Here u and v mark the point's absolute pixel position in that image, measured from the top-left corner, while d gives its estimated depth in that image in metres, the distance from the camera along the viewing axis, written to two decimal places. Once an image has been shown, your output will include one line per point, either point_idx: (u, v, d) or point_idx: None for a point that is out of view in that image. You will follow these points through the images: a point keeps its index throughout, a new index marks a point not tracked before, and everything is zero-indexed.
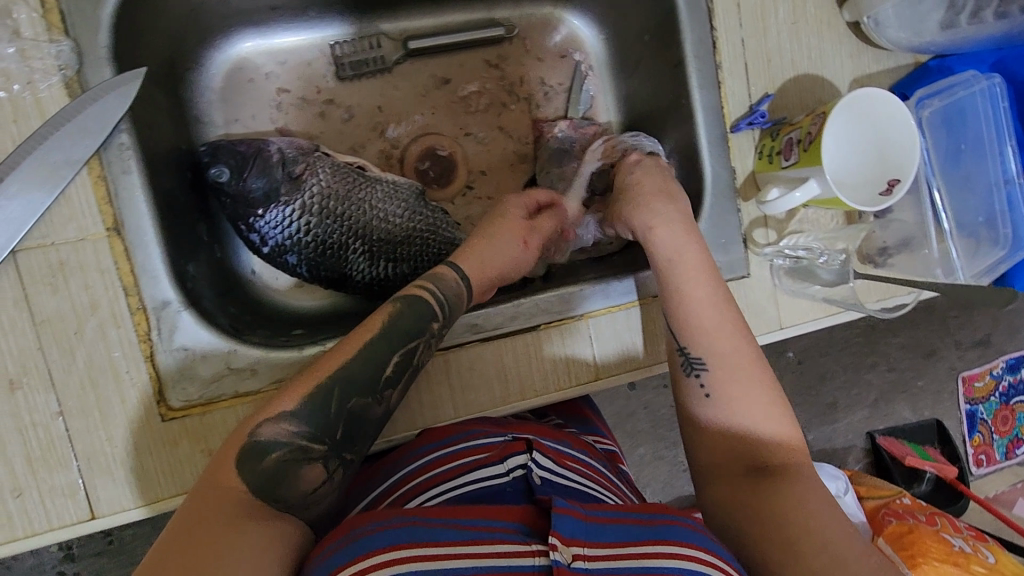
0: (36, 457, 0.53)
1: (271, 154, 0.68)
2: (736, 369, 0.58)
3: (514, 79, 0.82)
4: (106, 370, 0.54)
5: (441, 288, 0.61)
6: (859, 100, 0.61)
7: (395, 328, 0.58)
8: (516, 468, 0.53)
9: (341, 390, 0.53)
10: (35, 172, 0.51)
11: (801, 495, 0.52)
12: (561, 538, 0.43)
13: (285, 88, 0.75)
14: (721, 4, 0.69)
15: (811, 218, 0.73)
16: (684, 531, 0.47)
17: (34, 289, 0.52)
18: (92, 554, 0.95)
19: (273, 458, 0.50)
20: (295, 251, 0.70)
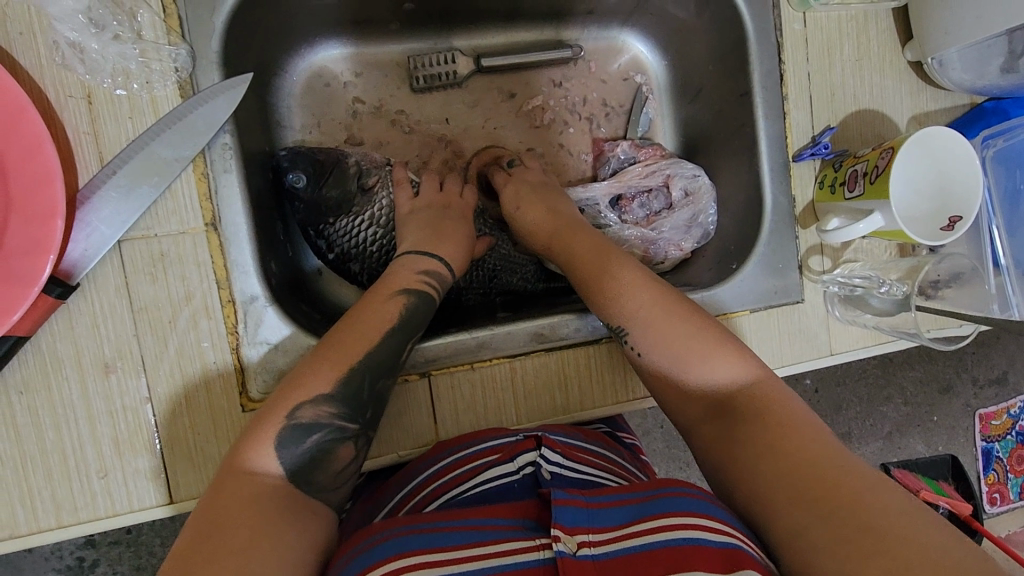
0: (123, 440, 0.55)
1: (347, 166, 0.71)
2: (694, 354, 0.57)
3: (577, 98, 0.85)
4: (195, 360, 0.56)
5: (441, 285, 0.64)
6: (928, 138, 0.63)
7: (411, 322, 0.60)
8: (526, 465, 0.54)
9: (372, 375, 0.56)
10: (145, 167, 0.54)
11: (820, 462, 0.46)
12: (563, 528, 0.44)
13: (360, 97, 0.78)
14: (790, 39, 0.72)
15: (865, 248, 0.75)
16: (690, 500, 0.46)
17: (135, 277, 0.55)
18: (111, 542, 0.96)
19: (311, 441, 0.52)
20: (359, 260, 0.72)
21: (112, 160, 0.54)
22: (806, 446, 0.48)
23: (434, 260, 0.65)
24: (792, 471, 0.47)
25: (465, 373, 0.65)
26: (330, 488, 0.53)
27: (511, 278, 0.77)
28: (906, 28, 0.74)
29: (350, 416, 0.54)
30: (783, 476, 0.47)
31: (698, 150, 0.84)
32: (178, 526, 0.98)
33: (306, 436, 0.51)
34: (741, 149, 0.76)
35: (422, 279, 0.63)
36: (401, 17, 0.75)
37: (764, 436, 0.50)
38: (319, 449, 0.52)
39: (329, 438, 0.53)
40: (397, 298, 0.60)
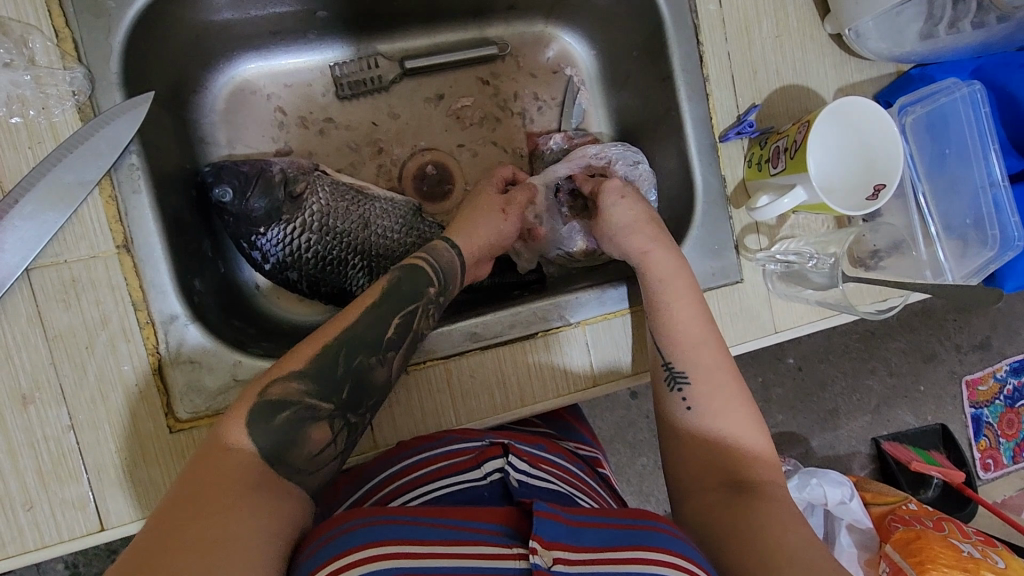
0: (47, 470, 0.55)
1: (273, 174, 0.70)
2: (713, 386, 0.61)
3: (508, 94, 0.84)
4: (116, 383, 0.56)
5: (439, 262, 0.64)
6: (846, 108, 0.64)
7: (399, 295, 0.60)
8: (493, 473, 0.53)
9: (346, 354, 0.55)
10: (49, 194, 0.54)
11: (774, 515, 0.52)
12: (541, 541, 0.42)
13: (285, 110, 0.77)
14: (707, 20, 0.72)
15: (801, 224, 0.74)
16: (666, 538, 0.46)
17: (47, 305, 0.54)
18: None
19: (280, 418, 0.50)
20: (296, 267, 0.71)
21: (14, 189, 0.53)
22: (769, 516, 0.52)
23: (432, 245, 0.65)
24: (752, 523, 0.51)
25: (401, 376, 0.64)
26: (305, 471, 0.51)
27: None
28: (823, 1, 0.74)
29: (326, 395, 0.53)
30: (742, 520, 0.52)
31: (633, 137, 0.83)
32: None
33: (275, 411, 0.51)
34: (671, 133, 0.76)
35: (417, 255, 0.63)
36: (318, 25, 0.74)
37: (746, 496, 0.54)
38: (293, 431, 0.51)
39: (301, 417, 0.51)
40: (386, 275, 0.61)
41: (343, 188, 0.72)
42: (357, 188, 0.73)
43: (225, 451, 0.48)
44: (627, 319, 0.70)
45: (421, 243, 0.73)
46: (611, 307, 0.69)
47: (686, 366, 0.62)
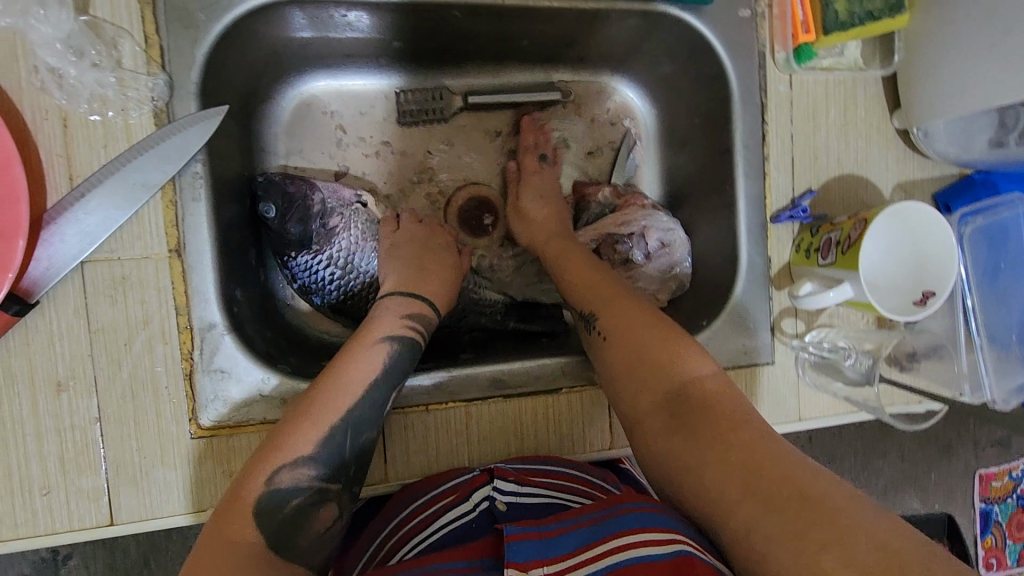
0: (69, 458, 0.56)
1: (312, 204, 0.70)
2: (618, 308, 0.62)
3: (563, 141, 0.85)
4: (147, 383, 0.57)
5: (426, 331, 0.64)
6: (901, 211, 0.63)
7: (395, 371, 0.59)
8: (481, 502, 0.54)
9: (354, 432, 0.55)
10: (113, 193, 0.55)
11: (742, 441, 0.47)
12: (517, 567, 0.43)
13: (346, 128, 0.78)
14: (775, 100, 0.72)
15: (842, 315, 0.73)
16: (645, 515, 0.45)
17: (95, 299, 0.55)
18: None
19: (291, 505, 0.50)
20: (320, 295, 0.72)
21: (82, 183, 0.55)
22: (741, 440, 0.47)
23: (418, 308, 0.64)
24: (749, 459, 0.45)
25: (421, 414, 0.64)
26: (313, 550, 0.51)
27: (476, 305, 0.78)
28: (894, 95, 0.74)
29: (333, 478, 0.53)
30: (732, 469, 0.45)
31: (681, 201, 0.83)
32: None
33: (288, 498, 0.50)
34: (720, 205, 0.75)
35: (407, 326, 0.62)
36: (390, 52, 0.76)
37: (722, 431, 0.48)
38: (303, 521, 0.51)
39: (309, 500, 0.52)
40: (381, 346, 0.60)
41: (374, 229, 0.74)
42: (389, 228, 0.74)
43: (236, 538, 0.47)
44: None
45: None
46: None
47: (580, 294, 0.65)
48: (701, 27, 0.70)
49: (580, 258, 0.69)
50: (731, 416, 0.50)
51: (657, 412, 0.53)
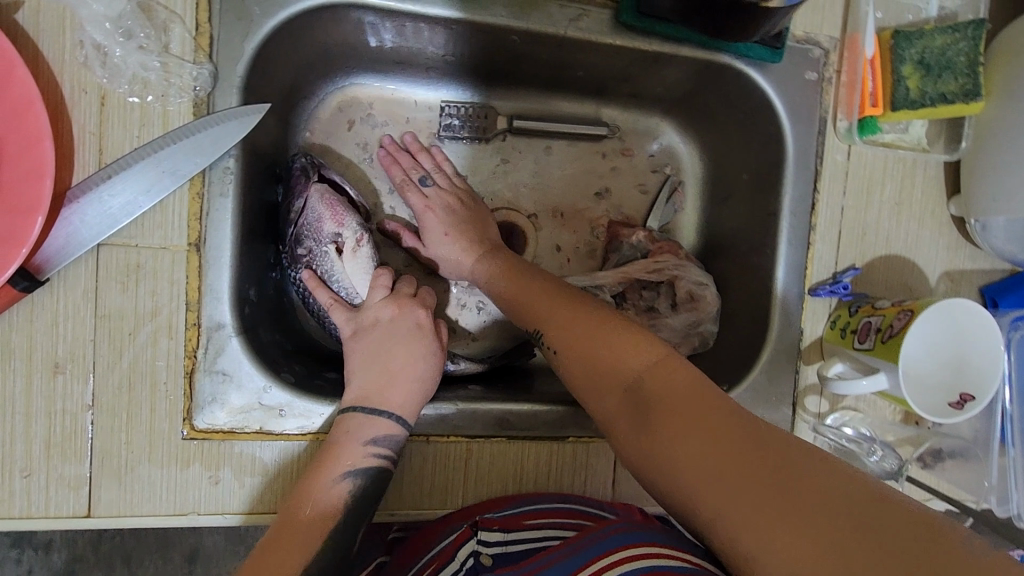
0: (54, 443, 0.54)
1: (293, 215, 0.64)
2: (556, 305, 0.57)
3: (604, 177, 0.82)
4: (146, 376, 0.55)
5: (394, 450, 0.57)
6: (950, 308, 0.59)
7: (359, 508, 0.55)
8: (466, 559, 0.52)
9: None
10: (140, 178, 0.53)
11: (702, 422, 0.43)
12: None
13: (384, 136, 0.76)
14: (830, 169, 0.69)
15: (869, 400, 0.69)
16: (610, 540, 0.49)
17: (106, 284, 0.54)
18: None
19: None
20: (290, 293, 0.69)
21: (110, 165, 0.53)
22: (706, 422, 0.43)
23: (381, 427, 0.56)
24: (722, 441, 0.41)
25: (420, 444, 0.61)
26: None
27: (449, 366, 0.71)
28: (953, 181, 0.71)
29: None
30: (704, 455, 0.41)
31: (715, 255, 0.80)
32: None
33: None
34: (757, 268, 0.72)
35: (369, 455, 0.55)
36: (440, 65, 0.74)
37: (682, 418, 0.44)
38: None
39: None
40: (342, 486, 0.54)
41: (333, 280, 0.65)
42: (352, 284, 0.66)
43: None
44: None
45: None
46: None
47: (513, 295, 0.61)
48: (765, 85, 0.68)
49: (518, 270, 0.63)
50: (688, 395, 0.45)
51: (614, 410, 0.49)
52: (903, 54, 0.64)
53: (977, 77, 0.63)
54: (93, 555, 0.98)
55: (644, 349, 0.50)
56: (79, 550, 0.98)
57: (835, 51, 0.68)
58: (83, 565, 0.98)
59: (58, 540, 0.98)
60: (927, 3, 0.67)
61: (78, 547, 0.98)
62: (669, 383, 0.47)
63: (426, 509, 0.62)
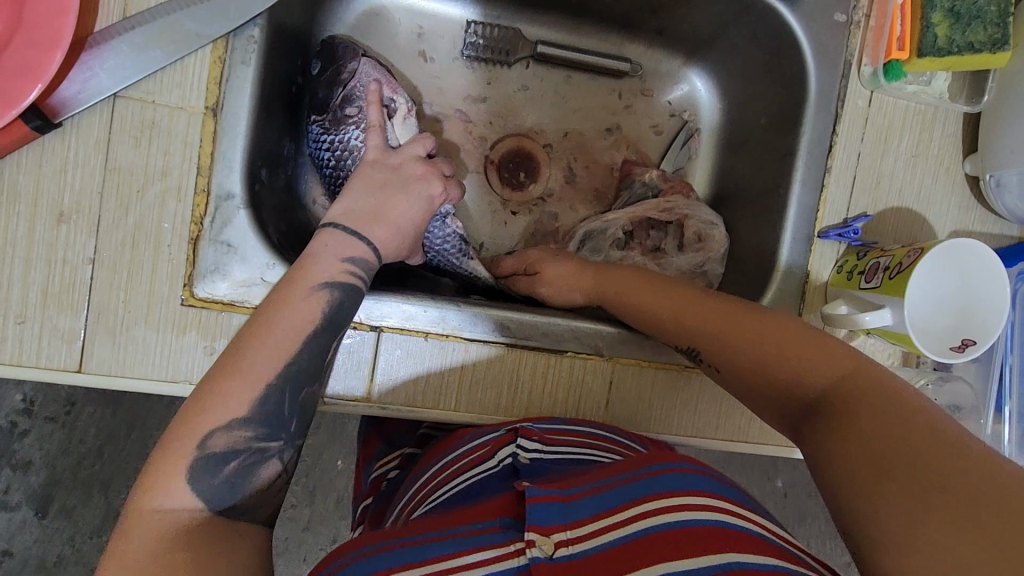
0: (52, 293, 0.53)
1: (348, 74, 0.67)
2: (707, 313, 0.55)
3: (622, 114, 0.82)
4: (150, 237, 0.54)
5: (368, 273, 0.57)
6: (955, 250, 0.59)
7: (337, 318, 0.54)
8: (505, 457, 0.54)
9: (292, 391, 0.50)
10: (164, 32, 0.53)
11: (868, 422, 0.43)
12: (538, 530, 0.42)
13: (429, 58, 0.77)
14: (850, 114, 0.69)
15: (869, 348, 0.68)
16: (668, 479, 0.46)
17: (119, 137, 0.53)
18: (45, 418, 0.98)
19: (227, 469, 0.47)
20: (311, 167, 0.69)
21: (136, 16, 0.53)
22: (875, 423, 0.42)
23: (360, 246, 0.56)
24: (886, 442, 0.41)
25: (418, 340, 0.61)
26: (261, 507, 0.49)
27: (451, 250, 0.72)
28: (972, 139, 0.71)
29: (271, 433, 0.49)
30: (861, 451, 0.42)
31: (726, 203, 0.80)
32: (114, 423, 0.99)
33: (220, 466, 0.46)
34: (769, 210, 0.72)
35: (347, 269, 0.55)
36: None
37: (847, 418, 0.44)
38: (240, 475, 0.47)
39: (249, 461, 0.48)
40: (319, 294, 0.53)
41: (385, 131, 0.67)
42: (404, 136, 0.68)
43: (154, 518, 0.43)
44: (650, 372, 0.66)
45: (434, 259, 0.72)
46: (649, 354, 0.66)
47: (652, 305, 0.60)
48: (793, 21, 0.67)
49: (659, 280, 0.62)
50: (863, 394, 0.45)
51: (784, 411, 0.50)
52: (934, 1, 0.64)
53: (1006, 27, 0.63)
54: (70, 480, 0.98)
55: (812, 350, 0.49)
56: (59, 464, 0.98)
57: None
58: (59, 489, 0.97)
59: (37, 461, 0.97)
60: None
61: (56, 470, 0.97)
62: (850, 387, 0.46)
63: (419, 408, 0.62)
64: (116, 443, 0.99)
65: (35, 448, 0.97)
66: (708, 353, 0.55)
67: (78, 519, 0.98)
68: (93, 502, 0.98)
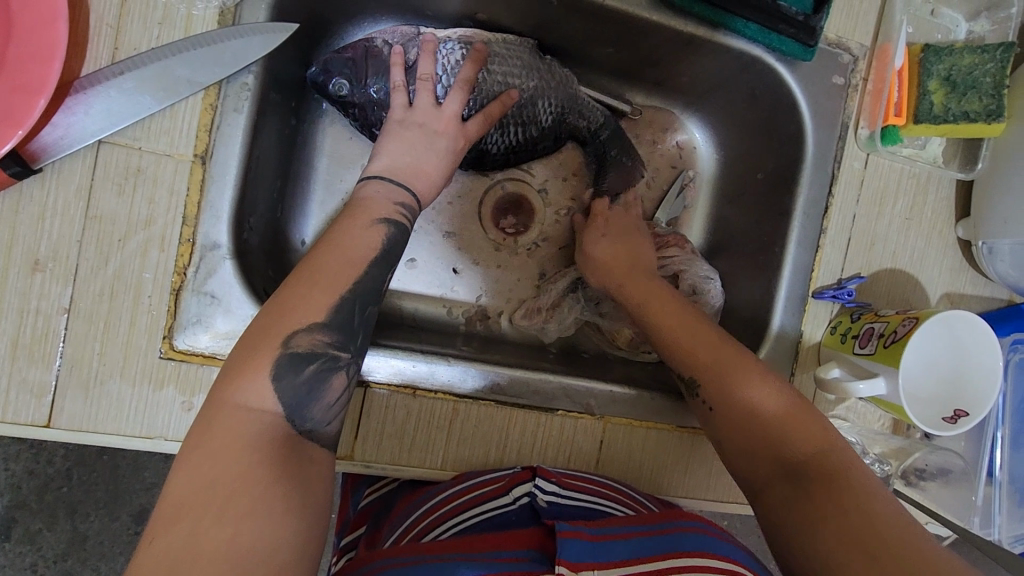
0: (22, 344, 0.51)
1: (378, 50, 0.66)
2: (708, 362, 0.57)
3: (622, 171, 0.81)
4: (130, 287, 0.52)
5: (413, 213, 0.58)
6: (950, 321, 0.58)
7: (392, 254, 0.55)
8: (521, 497, 0.55)
9: (362, 306, 0.51)
10: (154, 78, 0.51)
11: (851, 499, 0.45)
12: (569, 564, 0.43)
13: None
14: (846, 175, 0.69)
15: (858, 410, 0.69)
16: (694, 541, 0.48)
17: (102, 183, 0.51)
18: (12, 439, 0.93)
19: (309, 369, 0.46)
20: None
21: (125, 60, 0.51)
22: (858, 503, 0.45)
23: (407, 192, 0.58)
24: (859, 523, 0.43)
25: (405, 396, 0.59)
26: (324, 426, 0.47)
27: (515, 139, 0.73)
28: (964, 203, 0.71)
29: (344, 342, 0.49)
30: (834, 528, 0.44)
31: (721, 253, 0.80)
32: (85, 446, 0.95)
33: (303, 365, 0.46)
34: (764, 266, 0.72)
35: (400, 211, 0.56)
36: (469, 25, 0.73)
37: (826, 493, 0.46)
38: (316, 379, 0.46)
39: (325, 367, 0.47)
40: (378, 228, 0.54)
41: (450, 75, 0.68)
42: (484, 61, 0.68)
43: (242, 414, 0.42)
44: (641, 433, 0.65)
45: (540, 85, 0.72)
46: (641, 414, 0.65)
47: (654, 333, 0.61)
48: (792, 82, 0.67)
49: (667, 302, 0.62)
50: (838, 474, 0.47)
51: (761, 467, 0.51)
52: (931, 68, 0.65)
53: (1000, 99, 0.63)
54: (36, 503, 0.94)
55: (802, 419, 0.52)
56: (25, 487, 0.93)
57: (865, 58, 0.69)
58: (24, 513, 0.93)
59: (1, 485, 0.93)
60: (957, 24, 0.69)
61: (21, 493, 0.93)
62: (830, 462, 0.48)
63: (404, 466, 0.60)
64: (87, 467, 0.95)
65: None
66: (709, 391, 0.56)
67: (43, 547, 0.94)
68: (59, 528, 0.94)
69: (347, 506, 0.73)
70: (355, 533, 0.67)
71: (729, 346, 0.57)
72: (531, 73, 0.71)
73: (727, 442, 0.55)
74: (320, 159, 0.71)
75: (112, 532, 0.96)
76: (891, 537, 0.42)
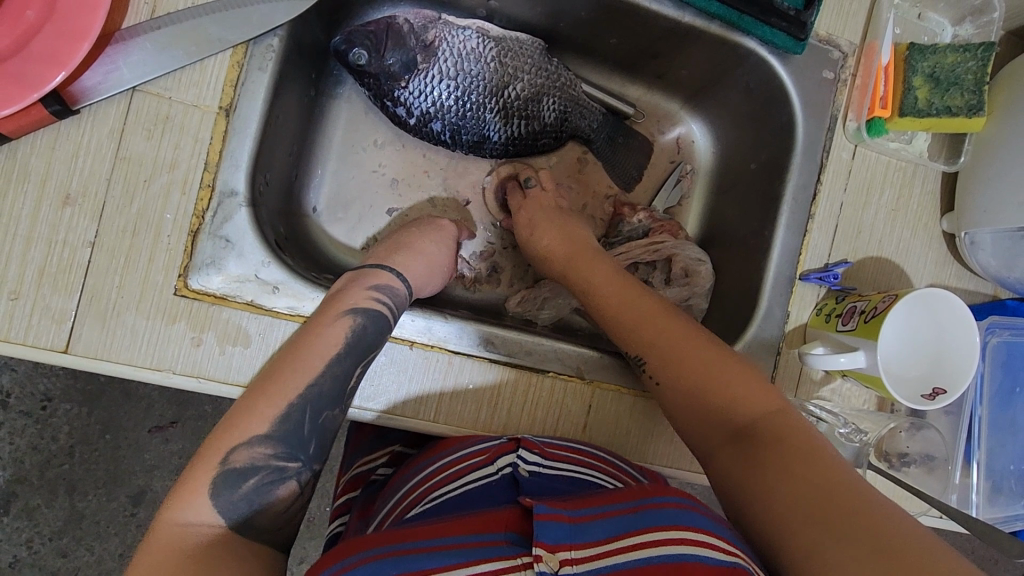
0: (46, 275, 0.54)
1: (400, 27, 0.70)
2: (658, 332, 0.60)
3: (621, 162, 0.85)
4: (151, 225, 0.56)
5: (395, 302, 0.60)
6: (927, 299, 0.61)
7: (359, 344, 0.57)
8: (504, 467, 0.55)
9: (313, 411, 0.53)
10: (187, 34, 0.56)
11: (794, 455, 0.47)
12: (545, 546, 0.42)
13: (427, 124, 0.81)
14: (834, 165, 0.72)
15: (843, 392, 0.71)
16: (674, 514, 0.45)
17: (132, 128, 0.55)
18: (19, 413, 0.96)
19: (246, 485, 0.49)
20: (440, 119, 0.75)
21: (162, 17, 0.56)
22: (802, 457, 0.47)
23: (385, 282, 0.61)
24: (813, 483, 0.45)
25: (403, 348, 0.63)
26: (274, 530, 0.49)
27: (516, 131, 0.77)
28: (949, 197, 0.74)
29: (290, 453, 0.51)
30: (790, 487, 0.45)
31: (715, 242, 0.83)
32: (89, 422, 0.97)
33: (240, 481, 0.49)
34: (753, 251, 0.75)
35: (373, 297, 0.58)
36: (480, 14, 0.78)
37: (772, 452, 0.48)
38: (257, 490, 0.49)
39: (268, 480, 0.50)
40: (343, 320, 0.56)
41: (461, 63, 0.72)
42: (497, 54, 0.73)
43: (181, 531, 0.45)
44: (630, 401, 0.67)
45: (550, 85, 0.76)
46: (629, 381, 0.67)
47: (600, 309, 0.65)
48: (784, 73, 0.71)
49: (612, 277, 0.65)
50: (781, 430, 0.50)
51: (715, 436, 0.53)
52: (916, 65, 0.68)
53: (982, 94, 0.67)
54: (36, 478, 0.96)
55: (748, 386, 0.54)
56: (28, 459, 0.96)
57: (854, 55, 0.72)
58: (25, 488, 0.96)
59: (4, 457, 0.95)
60: (943, 29, 0.73)
61: (24, 467, 0.96)
62: (774, 421, 0.51)
63: (397, 415, 0.62)
64: (88, 443, 0.97)
65: (5, 442, 0.95)
66: (662, 369, 0.59)
67: (40, 521, 0.96)
68: (57, 503, 0.96)
69: (341, 474, 0.75)
70: (348, 499, 0.68)
71: (681, 320, 0.61)
72: (540, 73, 0.75)
73: (676, 412, 0.58)
74: (335, 130, 0.76)
75: (110, 508, 0.97)
76: (842, 490, 0.44)
